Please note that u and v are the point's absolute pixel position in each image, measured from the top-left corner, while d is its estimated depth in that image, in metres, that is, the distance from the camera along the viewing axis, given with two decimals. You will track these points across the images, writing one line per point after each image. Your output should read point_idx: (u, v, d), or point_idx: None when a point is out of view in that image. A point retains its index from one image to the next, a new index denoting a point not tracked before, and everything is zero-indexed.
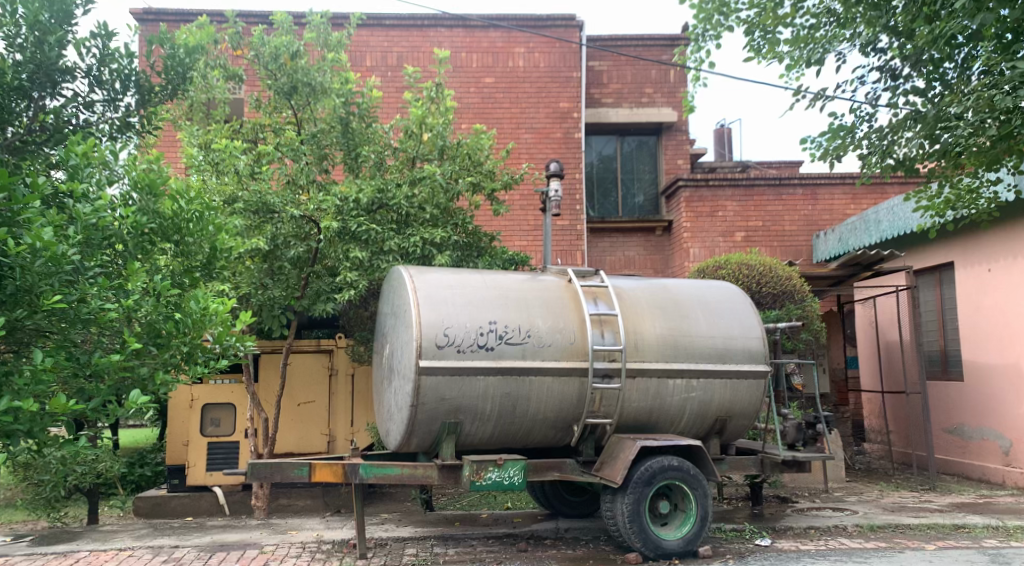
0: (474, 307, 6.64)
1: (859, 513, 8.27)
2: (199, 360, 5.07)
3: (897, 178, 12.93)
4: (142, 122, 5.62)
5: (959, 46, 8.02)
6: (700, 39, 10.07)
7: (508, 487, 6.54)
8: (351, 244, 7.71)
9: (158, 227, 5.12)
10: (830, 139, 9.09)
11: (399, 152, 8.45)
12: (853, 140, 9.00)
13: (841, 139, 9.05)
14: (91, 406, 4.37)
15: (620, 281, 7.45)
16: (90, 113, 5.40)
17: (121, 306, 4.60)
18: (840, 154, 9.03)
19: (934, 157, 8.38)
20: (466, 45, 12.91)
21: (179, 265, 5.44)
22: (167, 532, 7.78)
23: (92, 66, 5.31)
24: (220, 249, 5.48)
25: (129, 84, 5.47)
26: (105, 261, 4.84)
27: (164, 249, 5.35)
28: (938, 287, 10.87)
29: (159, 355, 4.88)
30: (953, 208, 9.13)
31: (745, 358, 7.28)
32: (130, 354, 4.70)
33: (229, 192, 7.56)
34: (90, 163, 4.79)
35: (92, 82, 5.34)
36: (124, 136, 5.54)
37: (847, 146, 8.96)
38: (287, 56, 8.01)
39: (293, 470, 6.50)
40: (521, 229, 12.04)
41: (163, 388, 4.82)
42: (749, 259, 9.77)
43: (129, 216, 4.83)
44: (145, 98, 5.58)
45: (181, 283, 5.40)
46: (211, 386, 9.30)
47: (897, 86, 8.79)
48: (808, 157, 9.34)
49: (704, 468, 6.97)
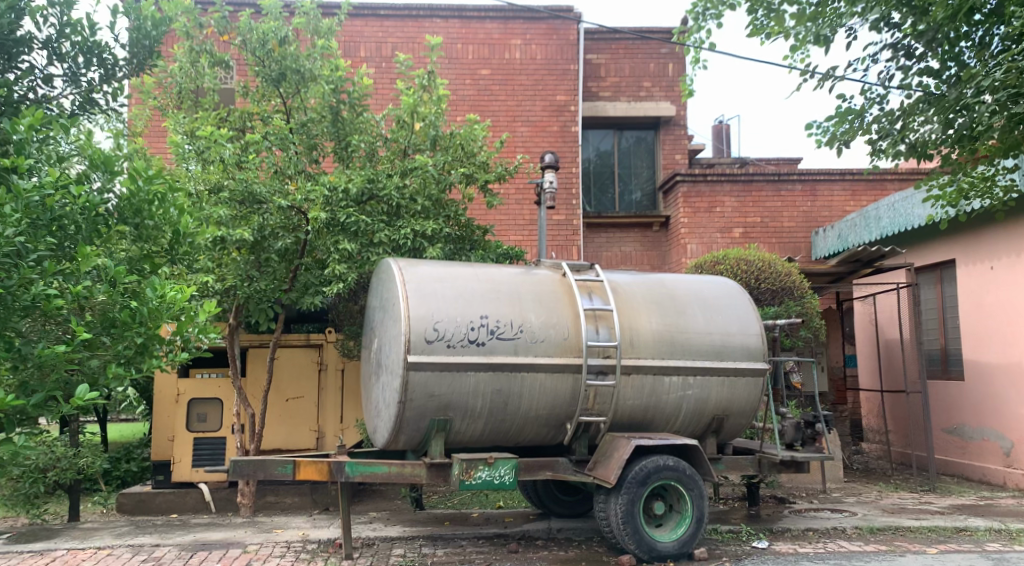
0: (464, 301, 6.44)
1: (859, 514, 8.10)
2: (156, 352, 4.90)
3: (898, 174, 12.75)
4: (106, 98, 5.72)
5: (976, 24, 7.84)
6: (700, 19, 9.85)
7: (498, 486, 6.36)
8: (339, 235, 7.50)
9: (115, 211, 5.09)
10: (837, 124, 8.85)
11: (390, 142, 8.25)
12: (862, 124, 8.74)
13: (848, 123, 8.80)
14: (33, 402, 4.38)
15: (616, 276, 7.26)
16: (50, 88, 5.52)
17: (69, 292, 4.54)
18: (848, 140, 8.79)
19: (951, 142, 8.12)
20: (461, 36, 12.70)
21: (139, 252, 5.31)
22: (149, 530, 7.59)
23: (51, 38, 5.41)
24: (183, 233, 5.38)
25: (91, 59, 5.58)
26: (56, 244, 4.76)
27: (124, 233, 5.25)
28: (939, 284, 10.71)
29: (113, 346, 4.78)
30: (967, 197, 8.69)
31: (743, 356, 7.09)
32: (79, 347, 4.67)
33: (214, 181, 7.33)
34: (37, 138, 4.82)
35: (51, 54, 5.44)
36: (85, 112, 5.67)
37: (855, 131, 8.72)
38: (276, 41, 7.79)
39: (277, 468, 6.31)
40: (517, 223, 11.86)
41: (116, 382, 4.75)
42: (748, 255, 9.59)
43: (81, 196, 4.66)
44: (108, 72, 5.68)
45: (140, 269, 5.27)
46: (197, 381, 9.10)
47: (910, 66, 8.51)
48: (814, 143, 9.08)
49: (700, 468, 6.78)
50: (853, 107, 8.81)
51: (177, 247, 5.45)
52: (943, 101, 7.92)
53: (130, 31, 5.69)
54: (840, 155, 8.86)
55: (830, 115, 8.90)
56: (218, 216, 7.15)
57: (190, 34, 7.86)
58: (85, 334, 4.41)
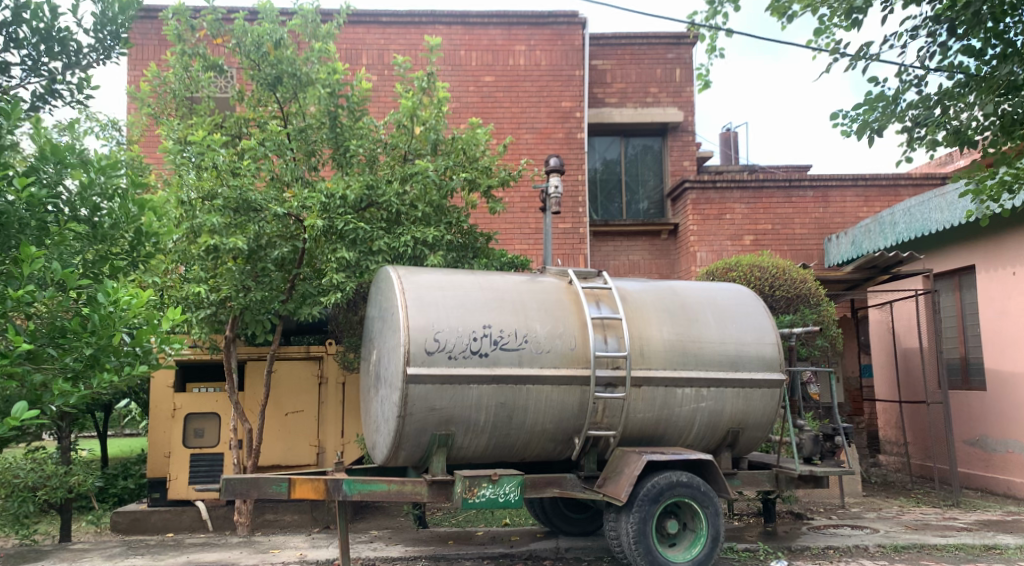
0: (466, 310, 6.17)
1: (880, 531, 7.75)
2: (109, 364, 4.80)
3: (913, 179, 12.44)
4: (68, 90, 5.54)
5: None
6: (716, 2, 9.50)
7: (503, 504, 6.05)
8: (337, 243, 7.25)
9: (67, 208, 5.09)
10: (868, 112, 8.25)
11: (390, 147, 8.01)
12: (895, 111, 8.18)
13: (879, 111, 8.23)
14: None
15: (625, 283, 6.98)
16: (8, 78, 5.37)
17: (11, 298, 4.48)
18: (881, 129, 8.19)
19: (996, 128, 7.78)
20: (465, 43, 12.49)
21: (98, 253, 5.23)
22: (142, 552, 7.30)
23: (7, 23, 5.26)
24: (145, 234, 5.32)
25: (52, 47, 5.41)
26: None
27: (80, 233, 5.15)
28: (957, 291, 10.39)
29: (61, 358, 4.75)
30: (1008, 191, 8.15)
31: (758, 366, 6.79)
32: (21, 358, 4.60)
33: (208, 187, 7.04)
34: None
35: (8, 40, 5.29)
36: (46, 103, 5.52)
37: (888, 120, 8.15)
38: (271, 44, 7.57)
39: (271, 486, 6.00)
40: (523, 232, 11.60)
41: (63, 397, 4.70)
42: (761, 261, 9.30)
43: (25, 191, 4.69)
44: (72, 61, 5.51)
45: (98, 272, 5.18)
46: (194, 395, 8.84)
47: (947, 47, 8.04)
48: (841, 133, 8.49)
49: (715, 484, 6.46)
50: (885, 93, 8.23)
51: (138, 248, 5.36)
52: (988, 84, 7.50)
53: (95, 16, 5.51)
54: (872, 144, 8.23)
55: (858, 104, 8.31)
56: (211, 223, 6.88)
57: (182, 37, 7.71)
58: (21, 345, 4.36)
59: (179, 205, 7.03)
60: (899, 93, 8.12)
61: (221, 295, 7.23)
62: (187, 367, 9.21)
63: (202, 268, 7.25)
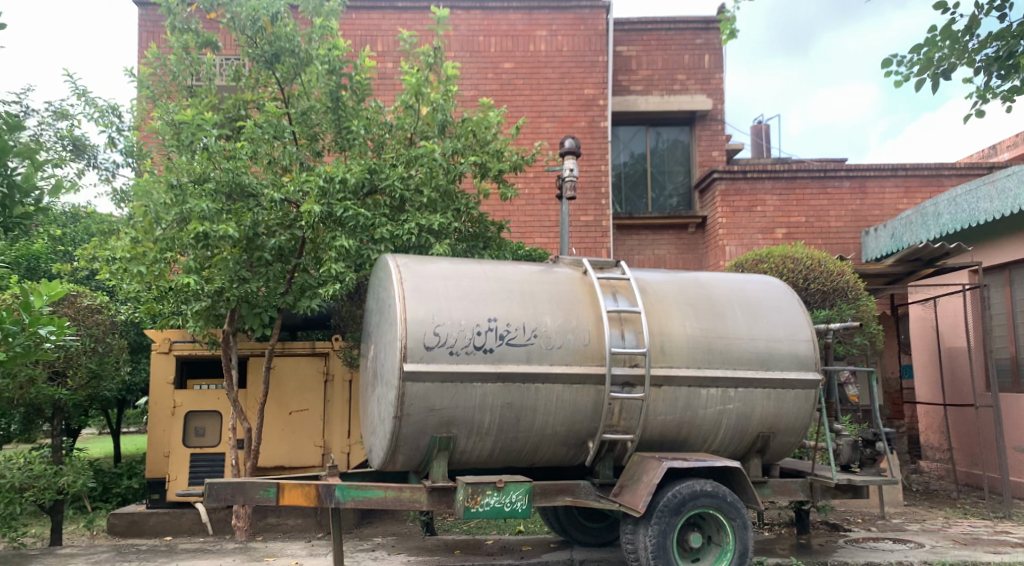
0: (470, 301, 5.67)
1: (926, 546, 7.10)
2: None
3: (957, 169, 11.69)
4: None
5: None
6: None
7: (509, 514, 5.53)
8: (336, 230, 6.81)
9: None
10: (931, 52, 7.12)
11: (394, 130, 7.56)
12: (966, 48, 7.02)
13: (945, 49, 7.09)
14: None
15: (645, 274, 6.43)
16: None
17: None
18: (949, 71, 7.08)
19: None
20: (483, 29, 11.96)
21: None
22: (130, 558, 6.91)
23: None
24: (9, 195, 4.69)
25: None
26: None
27: None
28: (1008, 286, 9.67)
29: None
30: None
31: (792, 365, 6.19)
32: None
33: (199, 171, 6.63)
34: None
35: None
36: None
37: (958, 58, 7.02)
38: (267, 19, 7.16)
39: (259, 492, 5.54)
40: (542, 224, 11.07)
41: None
42: (795, 253, 8.72)
43: None
44: None
45: None
46: (195, 392, 8.49)
47: None
48: (899, 82, 7.40)
49: (743, 494, 5.91)
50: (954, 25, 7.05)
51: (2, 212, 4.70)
52: None
53: None
54: (937, 91, 7.16)
55: (918, 43, 7.20)
56: (201, 208, 6.43)
57: (173, 11, 7.29)
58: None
59: (169, 190, 6.61)
60: (971, 26, 6.96)
61: (218, 288, 6.82)
62: (188, 362, 8.86)
63: (193, 257, 6.76)
